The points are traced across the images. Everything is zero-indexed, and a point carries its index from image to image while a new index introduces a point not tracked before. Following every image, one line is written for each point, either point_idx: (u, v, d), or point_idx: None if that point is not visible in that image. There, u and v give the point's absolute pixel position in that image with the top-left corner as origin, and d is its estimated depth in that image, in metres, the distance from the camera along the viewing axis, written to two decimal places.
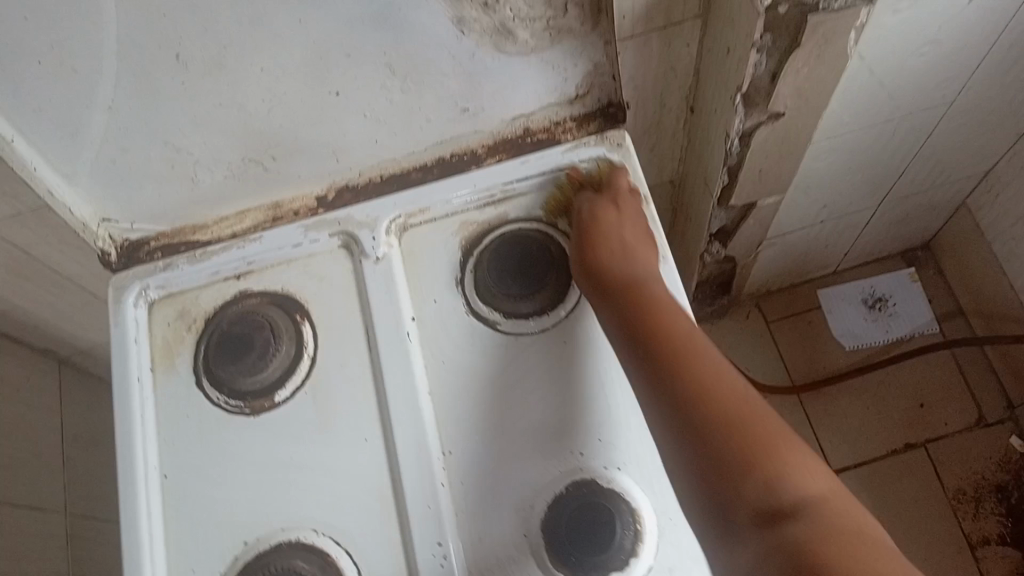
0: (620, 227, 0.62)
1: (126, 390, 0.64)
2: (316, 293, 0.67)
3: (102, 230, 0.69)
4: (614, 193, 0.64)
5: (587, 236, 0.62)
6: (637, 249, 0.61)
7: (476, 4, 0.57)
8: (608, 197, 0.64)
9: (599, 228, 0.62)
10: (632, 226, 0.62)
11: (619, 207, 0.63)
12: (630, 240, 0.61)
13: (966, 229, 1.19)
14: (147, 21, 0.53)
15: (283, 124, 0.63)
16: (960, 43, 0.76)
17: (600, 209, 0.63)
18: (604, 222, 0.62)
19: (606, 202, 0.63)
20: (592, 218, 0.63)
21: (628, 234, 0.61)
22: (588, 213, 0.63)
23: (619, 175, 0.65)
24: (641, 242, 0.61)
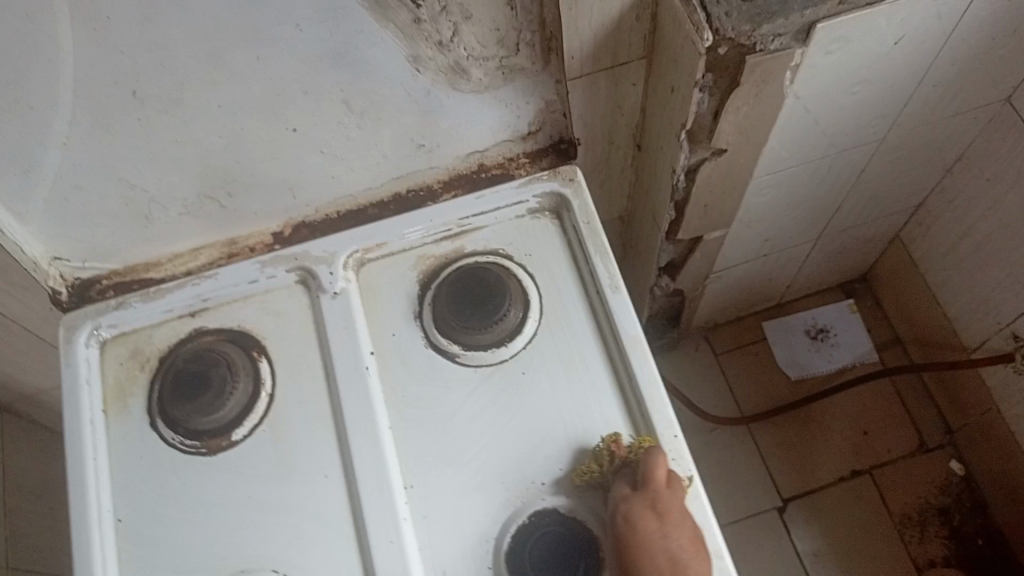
0: (665, 531, 0.53)
1: (77, 431, 0.63)
2: (274, 328, 0.67)
3: (53, 269, 0.68)
4: (653, 487, 0.55)
5: (627, 554, 0.53)
6: (684, 557, 0.52)
7: (431, 43, 0.59)
8: (645, 492, 0.54)
9: (637, 552, 0.52)
10: (679, 533, 0.53)
11: (661, 508, 0.54)
12: (676, 552, 0.52)
13: (899, 261, 1.25)
14: (104, 58, 0.54)
15: (240, 161, 0.64)
16: (888, 83, 0.81)
17: (638, 518, 0.53)
18: (644, 534, 0.53)
19: (644, 507, 0.54)
20: (631, 530, 0.53)
21: (676, 547, 0.52)
22: (625, 520, 0.54)
23: (655, 459, 0.56)
24: (682, 530, 0.53)
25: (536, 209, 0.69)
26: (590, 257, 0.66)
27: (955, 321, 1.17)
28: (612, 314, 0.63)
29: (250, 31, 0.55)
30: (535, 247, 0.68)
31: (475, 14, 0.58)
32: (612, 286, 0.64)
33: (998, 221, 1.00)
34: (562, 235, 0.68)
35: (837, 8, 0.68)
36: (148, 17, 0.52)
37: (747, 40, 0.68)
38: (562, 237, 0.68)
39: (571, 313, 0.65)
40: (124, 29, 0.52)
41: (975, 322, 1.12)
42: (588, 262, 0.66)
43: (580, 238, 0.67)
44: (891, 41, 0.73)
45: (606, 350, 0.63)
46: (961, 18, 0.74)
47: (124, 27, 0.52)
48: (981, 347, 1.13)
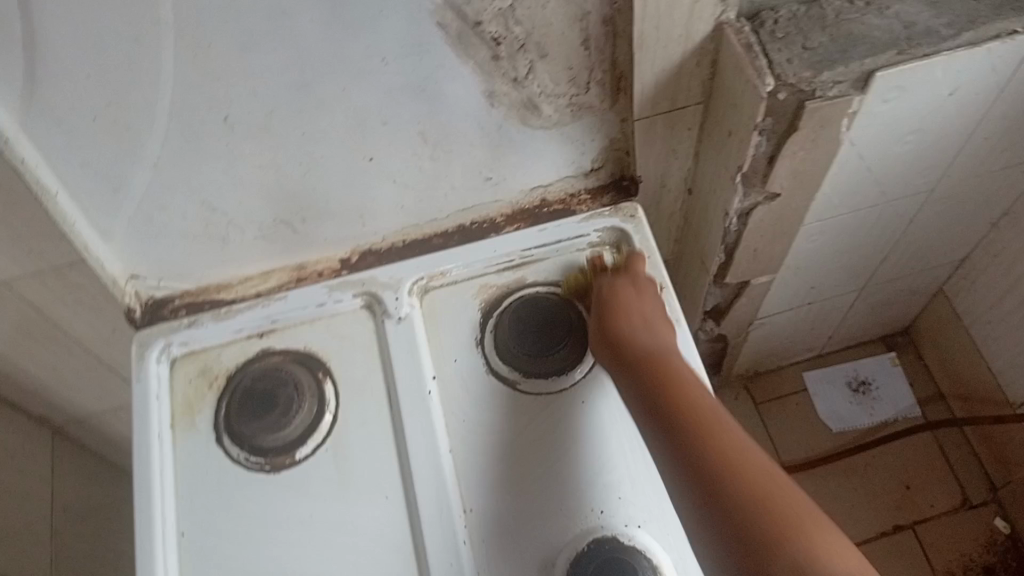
0: (637, 303, 0.63)
1: (146, 445, 0.64)
2: (338, 351, 0.68)
3: (129, 286, 0.71)
4: (634, 275, 0.66)
5: (609, 309, 0.63)
6: (654, 318, 0.62)
7: (507, 79, 0.61)
8: (625, 274, 0.66)
9: (618, 303, 0.63)
10: (650, 303, 0.63)
11: (637, 284, 0.65)
12: (648, 313, 0.62)
13: (943, 314, 1.24)
14: (202, 85, 0.56)
15: (316, 187, 0.66)
16: (940, 134, 0.82)
17: (619, 287, 0.64)
18: (644, 355, 0.59)
19: (626, 283, 0.65)
20: (612, 295, 0.64)
21: (647, 309, 0.62)
22: (606, 290, 0.65)
23: (637, 257, 0.67)
24: (653, 307, 0.63)
25: (596, 243, 0.71)
26: None
27: (1001, 378, 1.16)
28: (673, 347, 0.64)
29: (339, 65, 0.58)
30: None
31: (550, 53, 0.60)
32: (673, 319, 0.65)
33: None
34: None
35: (896, 58, 0.70)
36: (248, 47, 0.55)
37: (807, 85, 0.69)
38: None
39: None
40: (224, 58, 0.55)
41: (1021, 377, 1.11)
42: None
43: None
44: (946, 93, 0.75)
45: None
46: (1015, 72, 0.76)
47: (224, 57, 0.55)
48: None
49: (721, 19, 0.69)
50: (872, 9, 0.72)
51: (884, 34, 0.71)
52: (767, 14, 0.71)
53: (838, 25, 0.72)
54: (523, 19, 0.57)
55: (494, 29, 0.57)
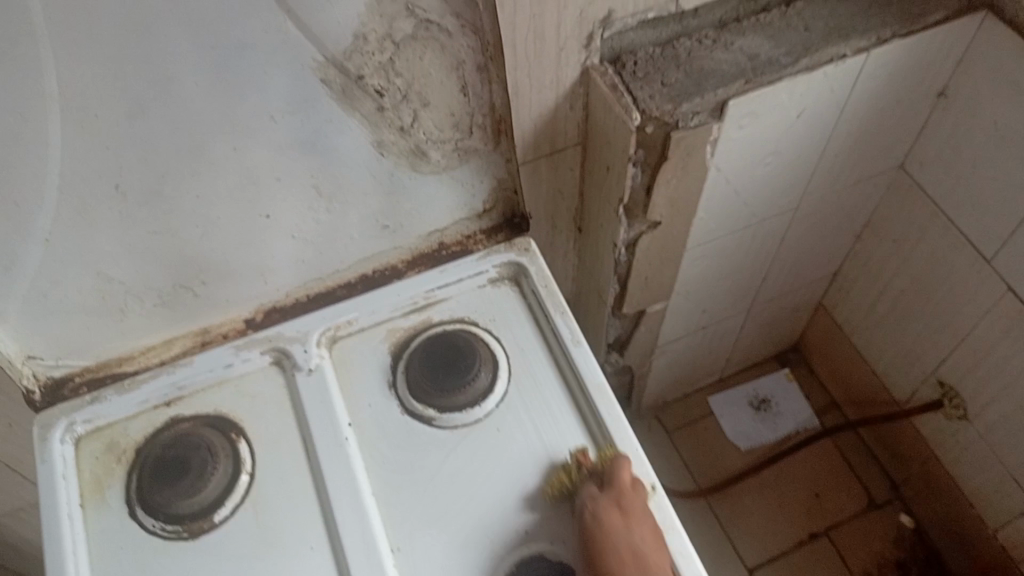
0: (632, 537, 0.57)
1: (55, 526, 0.62)
2: (250, 410, 0.69)
3: (25, 368, 0.68)
4: (620, 491, 0.59)
5: (596, 552, 0.57)
6: (646, 555, 0.57)
7: (394, 128, 0.65)
8: (613, 495, 0.59)
9: (612, 542, 0.57)
10: (645, 533, 0.58)
11: (626, 509, 0.58)
12: (642, 546, 0.57)
13: (827, 327, 1.33)
14: (91, 155, 0.58)
15: (214, 249, 0.67)
16: (796, 154, 0.90)
17: (605, 512, 0.58)
18: (610, 530, 0.57)
19: (611, 505, 0.58)
20: (597, 532, 0.58)
21: (640, 544, 0.57)
22: (594, 518, 0.58)
23: (620, 467, 0.61)
24: (647, 538, 0.58)
25: (495, 278, 0.74)
26: (551, 315, 0.71)
27: (886, 380, 1.24)
28: (576, 366, 0.67)
29: (229, 125, 0.60)
30: (498, 313, 0.72)
31: (432, 101, 0.64)
32: (574, 340, 0.69)
33: (909, 277, 1.10)
34: (523, 300, 0.73)
35: (744, 87, 0.77)
36: (134, 113, 0.56)
37: (670, 117, 0.76)
38: (523, 301, 0.73)
39: (538, 369, 0.69)
40: (111, 126, 0.56)
41: (902, 375, 1.20)
42: (550, 320, 0.70)
43: (539, 300, 0.72)
44: (794, 116, 0.83)
45: (574, 404, 0.67)
46: (850, 93, 0.84)
47: (111, 124, 0.56)
48: (911, 399, 1.20)
49: (586, 65, 0.76)
50: (718, 44, 0.80)
51: (732, 66, 0.78)
52: (627, 57, 0.78)
53: (691, 62, 0.79)
54: (403, 70, 0.61)
55: (376, 82, 0.61)
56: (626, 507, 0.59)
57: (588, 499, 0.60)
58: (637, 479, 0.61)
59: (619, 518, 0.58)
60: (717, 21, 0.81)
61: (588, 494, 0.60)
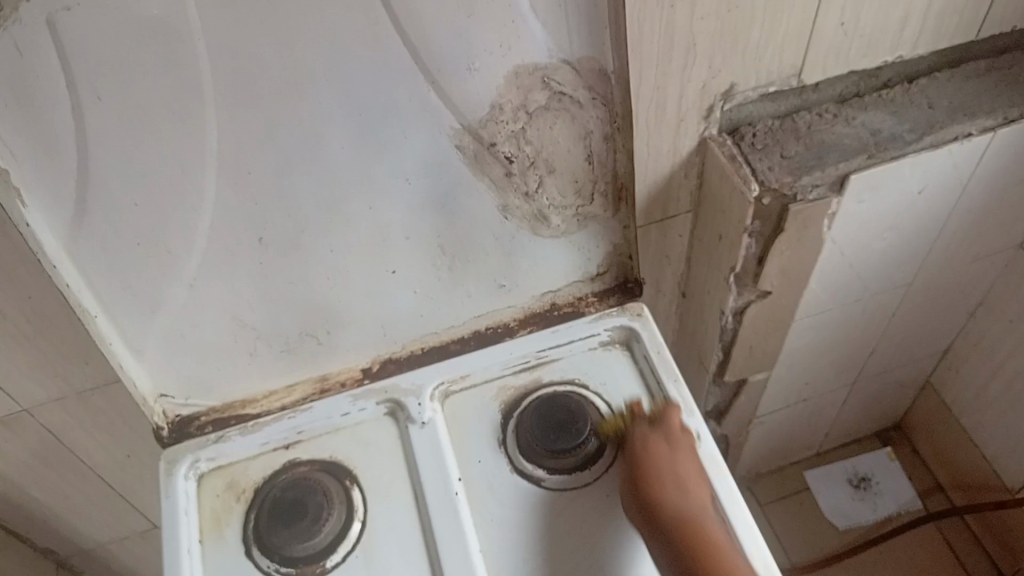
0: (677, 464, 0.63)
1: (177, 559, 0.65)
2: (364, 458, 0.70)
3: (158, 405, 0.71)
4: (668, 427, 0.66)
5: (642, 468, 0.64)
6: (688, 483, 0.63)
7: (519, 193, 0.67)
8: (661, 430, 0.66)
9: (657, 470, 0.63)
10: (689, 465, 0.64)
11: (672, 443, 0.65)
12: (683, 472, 0.63)
13: (931, 406, 1.28)
14: (241, 208, 0.61)
15: (340, 301, 0.70)
16: (914, 229, 0.89)
17: (652, 445, 0.65)
18: (657, 455, 0.64)
19: (659, 439, 0.65)
20: (646, 453, 0.65)
21: (682, 470, 0.63)
22: (642, 448, 0.65)
23: (671, 410, 0.67)
24: (689, 465, 0.64)
25: (607, 342, 0.75)
26: (663, 382, 0.71)
27: (995, 462, 1.19)
28: (689, 435, 0.66)
29: (367, 184, 0.63)
30: (609, 377, 0.73)
31: (558, 168, 0.66)
32: (686, 409, 0.68)
33: None
34: (634, 365, 0.73)
35: (867, 161, 0.77)
36: (283, 171, 0.60)
37: (790, 190, 0.75)
38: (634, 366, 0.73)
39: None
40: (261, 182, 0.60)
41: (1015, 462, 1.14)
42: (661, 386, 0.70)
43: (651, 366, 0.72)
44: (915, 191, 0.82)
45: None
46: (974, 170, 0.83)
47: (261, 180, 0.60)
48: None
49: (704, 135, 0.78)
50: (840, 119, 0.80)
51: (853, 140, 0.78)
52: (746, 128, 0.79)
53: (811, 135, 0.79)
54: (533, 139, 0.64)
55: (507, 149, 0.64)
56: (676, 447, 0.65)
57: (638, 435, 0.66)
58: (686, 425, 0.67)
59: (666, 453, 0.64)
60: (837, 95, 0.81)
61: (638, 431, 0.67)
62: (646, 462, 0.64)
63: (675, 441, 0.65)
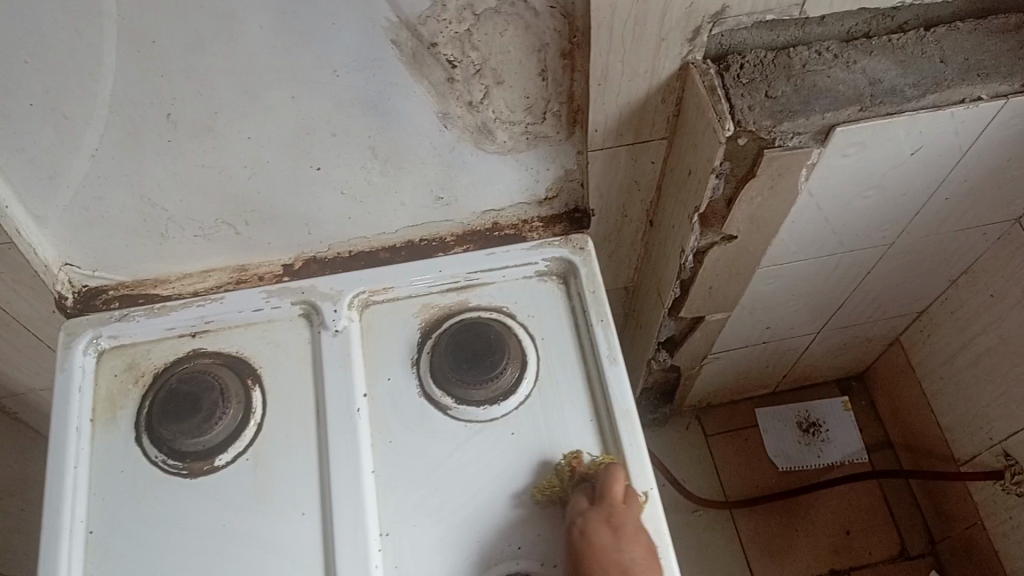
0: (619, 550, 0.55)
1: (63, 437, 0.63)
2: (270, 358, 0.67)
3: (62, 273, 0.69)
4: (609, 501, 0.57)
5: (581, 566, 0.55)
6: (642, 575, 0.54)
7: (461, 102, 0.61)
8: (602, 506, 0.57)
9: (600, 572, 0.54)
10: (634, 551, 0.55)
11: (614, 522, 0.56)
12: (632, 563, 0.54)
13: (897, 364, 1.25)
14: (146, 81, 0.55)
15: (261, 191, 0.66)
16: (902, 188, 0.82)
17: (591, 525, 0.56)
18: (599, 548, 0.55)
19: (598, 518, 0.56)
20: (585, 539, 0.55)
21: (629, 560, 0.54)
22: (580, 536, 0.56)
23: (614, 476, 0.58)
24: (634, 551, 0.55)
25: (544, 272, 0.70)
26: (592, 324, 0.66)
27: (948, 433, 1.17)
28: (607, 385, 0.63)
29: (289, 74, 0.57)
30: (538, 309, 0.68)
31: (507, 80, 0.60)
32: (610, 358, 0.65)
33: (999, 336, 1.01)
34: (568, 302, 0.69)
35: (857, 115, 0.70)
36: (193, 48, 0.54)
37: (767, 134, 0.68)
38: (567, 303, 0.69)
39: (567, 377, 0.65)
40: (168, 56, 0.54)
41: (966, 435, 1.13)
42: (589, 328, 0.66)
43: (583, 304, 0.68)
44: (906, 152, 0.76)
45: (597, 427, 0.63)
46: (976, 136, 0.76)
47: (168, 55, 0.54)
48: (971, 461, 1.14)
49: (687, 60, 0.68)
50: (839, 61, 0.71)
51: (849, 88, 0.70)
52: (734, 58, 0.70)
53: (804, 75, 0.70)
54: (480, 44, 0.57)
55: (449, 52, 0.57)
56: (619, 530, 0.55)
57: (576, 514, 0.57)
58: (631, 491, 0.58)
59: (607, 541, 0.55)
60: (844, 32, 0.72)
61: (576, 509, 0.58)
62: (590, 557, 0.55)
63: (622, 522, 0.56)
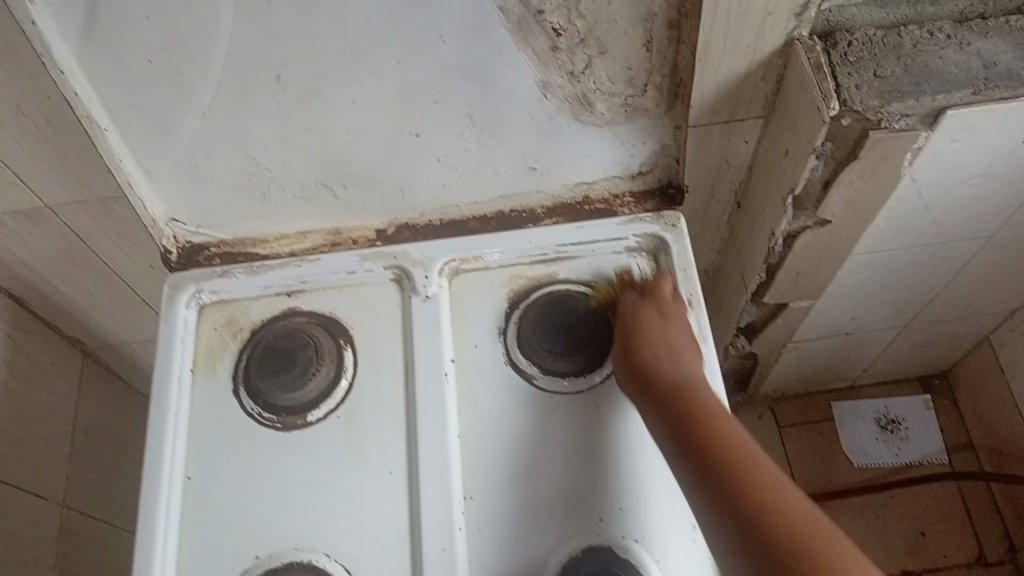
0: (668, 332, 0.61)
1: (165, 385, 0.65)
2: (362, 320, 0.69)
3: (168, 229, 0.73)
4: (659, 297, 0.64)
5: (632, 337, 0.61)
6: (682, 350, 0.60)
7: (563, 71, 0.61)
8: (652, 300, 0.64)
9: (651, 351, 0.59)
10: (678, 332, 0.61)
11: (662, 308, 0.63)
12: (676, 342, 0.60)
13: (986, 363, 1.20)
14: (259, 42, 0.57)
15: (361, 155, 0.67)
16: (1009, 178, 0.79)
17: (642, 308, 0.63)
18: (648, 327, 0.61)
19: (647, 304, 0.63)
20: (634, 319, 0.62)
21: (674, 338, 0.60)
22: (632, 317, 0.63)
23: (664, 281, 0.65)
24: (682, 335, 0.61)
25: (634, 249, 0.70)
26: (682, 301, 0.66)
27: None
28: None
29: (396, 38, 0.58)
30: None
31: (610, 50, 0.60)
32: (701, 336, 0.64)
33: None
34: None
35: (969, 98, 0.67)
36: (306, 9, 0.55)
37: (874, 115, 0.66)
38: None
39: None
40: (281, 17, 0.55)
41: None
42: None
43: (674, 282, 0.67)
44: (1018, 139, 0.73)
45: None
46: None
47: (281, 16, 0.55)
48: None
49: (791, 35, 0.66)
50: (952, 42, 0.68)
51: (961, 71, 0.67)
52: (841, 35, 0.68)
53: (914, 55, 0.68)
54: (587, 13, 0.56)
55: (555, 20, 0.57)
56: (667, 319, 0.62)
57: (629, 303, 0.64)
58: (679, 296, 0.65)
59: (655, 323, 0.61)
60: (957, 13, 0.69)
61: (629, 300, 0.65)
62: (646, 335, 0.60)
63: (674, 322, 0.62)
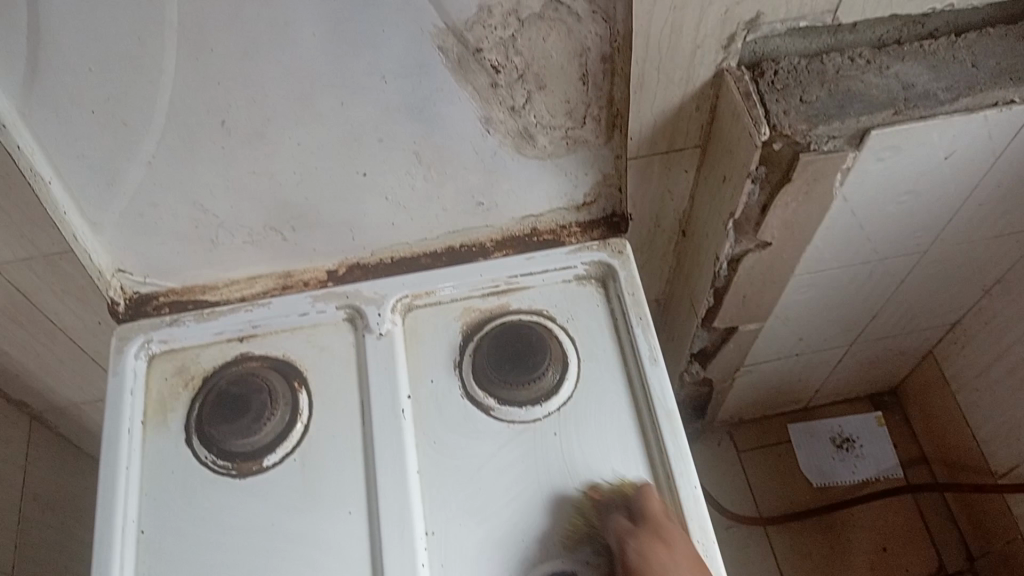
0: (675, 562, 0.53)
1: (115, 439, 0.64)
2: (316, 362, 0.69)
3: (114, 280, 0.71)
4: (653, 524, 0.55)
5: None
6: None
7: (504, 107, 0.63)
8: (645, 529, 0.55)
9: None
10: (685, 552, 0.54)
11: (664, 537, 0.55)
12: (687, 569, 0.53)
13: (931, 377, 1.24)
14: (203, 88, 0.58)
15: (309, 198, 0.68)
16: (935, 194, 0.83)
17: (646, 548, 0.54)
18: (653, 561, 0.53)
19: (649, 537, 0.55)
20: (640, 563, 0.54)
21: (686, 569, 0.53)
22: (631, 552, 0.54)
23: (648, 496, 0.57)
24: (684, 552, 0.54)
25: (582, 276, 0.71)
26: (631, 325, 0.67)
27: (984, 446, 1.16)
28: (649, 386, 0.64)
29: (340, 80, 0.59)
30: (578, 312, 0.69)
31: (549, 85, 0.62)
32: (651, 358, 0.65)
33: None
34: (606, 304, 0.70)
35: (892, 118, 0.70)
36: (248, 55, 0.56)
37: (802, 138, 0.69)
38: (606, 306, 0.70)
39: (608, 379, 0.66)
40: (224, 64, 0.56)
41: (1004, 447, 1.12)
42: (629, 330, 0.67)
43: (623, 307, 0.69)
44: (940, 157, 0.76)
45: (640, 424, 0.63)
46: (1010, 139, 0.76)
47: (224, 62, 0.56)
48: (1009, 473, 1.12)
49: (721, 67, 0.69)
50: (872, 66, 0.72)
51: (882, 93, 0.71)
52: (768, 65, 0.71)
53: (837, 80, 0.71)
54: (523, 49, 0.59)
55: (494, 58, 0.59)
56: (665, 547, 0.54)
57: (619, 533, 0.56)
58: (667, 508, 0.57)
59: (661, 555, 0.54)
60: (875, 39, 0.73)
61: (617, 524, 0.57)
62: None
63: (685, 552, 0.54)
